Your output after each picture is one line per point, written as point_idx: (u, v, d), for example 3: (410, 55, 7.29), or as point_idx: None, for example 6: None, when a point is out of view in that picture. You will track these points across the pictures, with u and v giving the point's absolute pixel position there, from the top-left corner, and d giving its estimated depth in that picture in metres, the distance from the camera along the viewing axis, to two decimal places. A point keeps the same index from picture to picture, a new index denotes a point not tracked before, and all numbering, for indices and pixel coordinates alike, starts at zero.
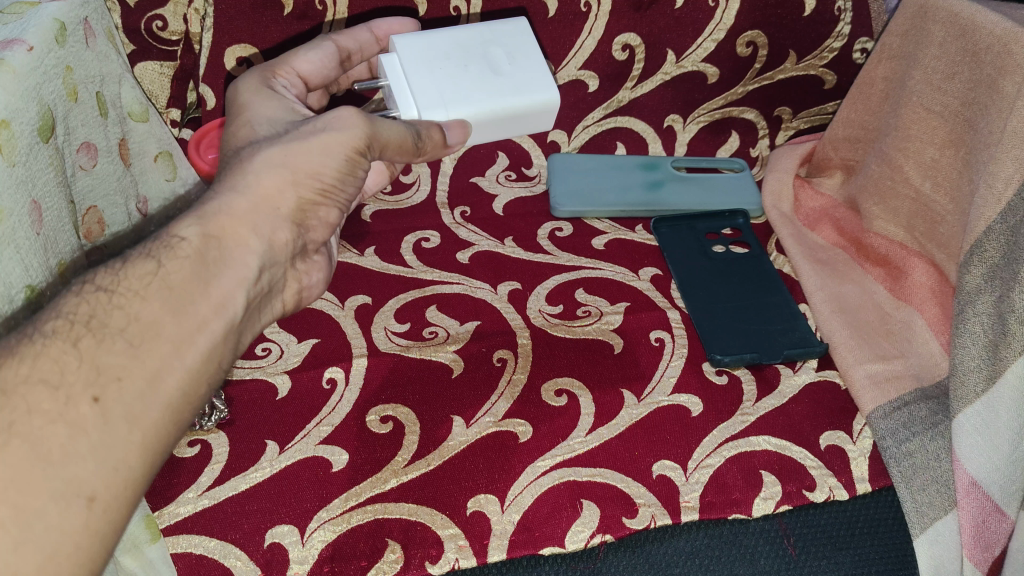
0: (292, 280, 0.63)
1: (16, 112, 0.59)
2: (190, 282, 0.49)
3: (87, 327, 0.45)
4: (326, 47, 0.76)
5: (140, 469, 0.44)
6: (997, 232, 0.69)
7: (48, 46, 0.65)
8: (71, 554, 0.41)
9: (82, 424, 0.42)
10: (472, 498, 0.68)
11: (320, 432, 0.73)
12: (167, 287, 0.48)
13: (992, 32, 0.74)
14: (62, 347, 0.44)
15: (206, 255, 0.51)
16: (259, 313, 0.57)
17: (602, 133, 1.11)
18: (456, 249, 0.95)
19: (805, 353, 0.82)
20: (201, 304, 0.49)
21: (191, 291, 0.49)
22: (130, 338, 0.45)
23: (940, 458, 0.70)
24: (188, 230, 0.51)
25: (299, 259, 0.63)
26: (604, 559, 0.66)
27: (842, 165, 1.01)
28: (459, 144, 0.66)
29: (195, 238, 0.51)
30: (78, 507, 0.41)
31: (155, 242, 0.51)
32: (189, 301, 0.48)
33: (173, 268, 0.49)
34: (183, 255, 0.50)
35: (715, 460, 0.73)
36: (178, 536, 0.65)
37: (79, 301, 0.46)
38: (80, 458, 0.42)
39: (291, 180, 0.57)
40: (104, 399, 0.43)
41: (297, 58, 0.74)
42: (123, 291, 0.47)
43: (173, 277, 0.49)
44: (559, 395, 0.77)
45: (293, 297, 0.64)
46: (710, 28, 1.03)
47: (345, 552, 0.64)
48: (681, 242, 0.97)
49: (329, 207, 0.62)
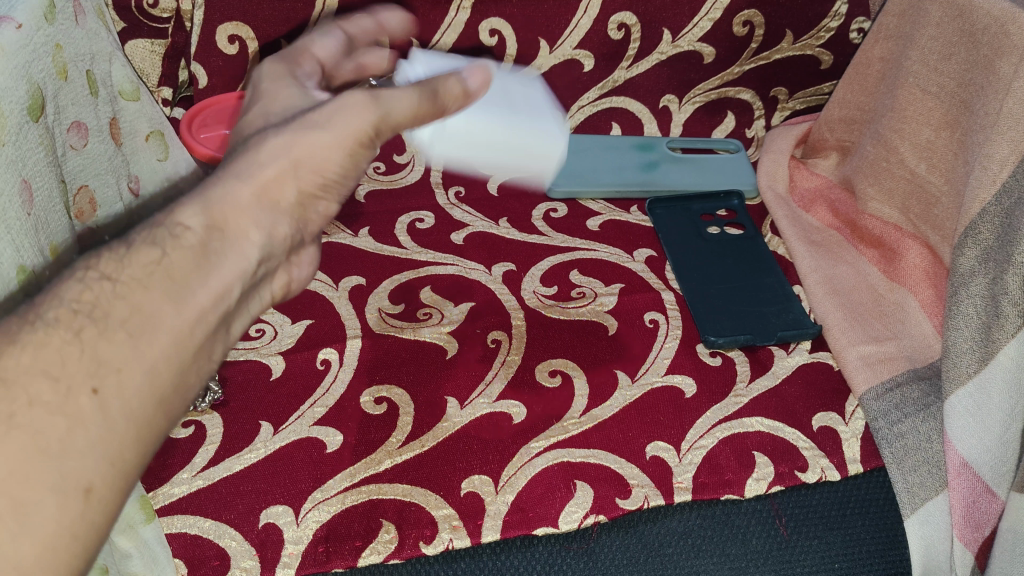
0: (282, 272, 0.58)
1: (6, 92, 0.58)
2: (191, 270, 0.45)
3: (88, 317, 0.42)
4: (337, 34, 0.72)
5: (137, 461, 0.42)
6: (992, 214, 0.69)
7: (37, 23, 0.64)
8: (68, 545, 0.39)
9: (81, 417, 0.40)
10: (466, 479, 0.68)
11: (313, 413, 0.73)
12: (167, 275, 0.44)
13: (990, 12, 0.73)
14: (63, 337, 0.41)
15: (209, 245, 0.47)
16: (259, 303, 0.54)
17: (597, 113, 1.10)
18: (450, 230, 0.95)
19: (798, 335, 0.82)
20: (201, 294, 0.45)
21: (192, 278, 0.45)
22: (131, 329, 0.42)
23: (932, 439, 0.71)
24: (192, 219, 0.47)
25: (294, 252, 0.58)
26: (597, 539, 0.67)
27: (837, 146, 1.00)
28: (484, 92, 0.61)
29: (199, 228, 0.47)
30: (76, 499, 0.39)
31: (156, 228, 0.46)
32: (188, 291, 0.45)
33: (176, 256, 0.45)
34: (186, 245, 0.46)
35: (708, 441, 0.73)
36: (173, 517, 0.65)
37: (82, 288, 0.43)
38: (80, 451, 0.40)
39: (291, 170, 0.51)
40: (104, 392, 0.41)
41: (315, 43, 0.69)
42: (124, 279, 0.44)
43: (175, 266, 0.45)
44: (553, 375, 0.78)
45: (280, 288, 0.58)
46: (706, 7, 1.02)
47: (340, 533, 0.64)
48: (676, 223, 0.97)
49: (328, 200, 0.57)
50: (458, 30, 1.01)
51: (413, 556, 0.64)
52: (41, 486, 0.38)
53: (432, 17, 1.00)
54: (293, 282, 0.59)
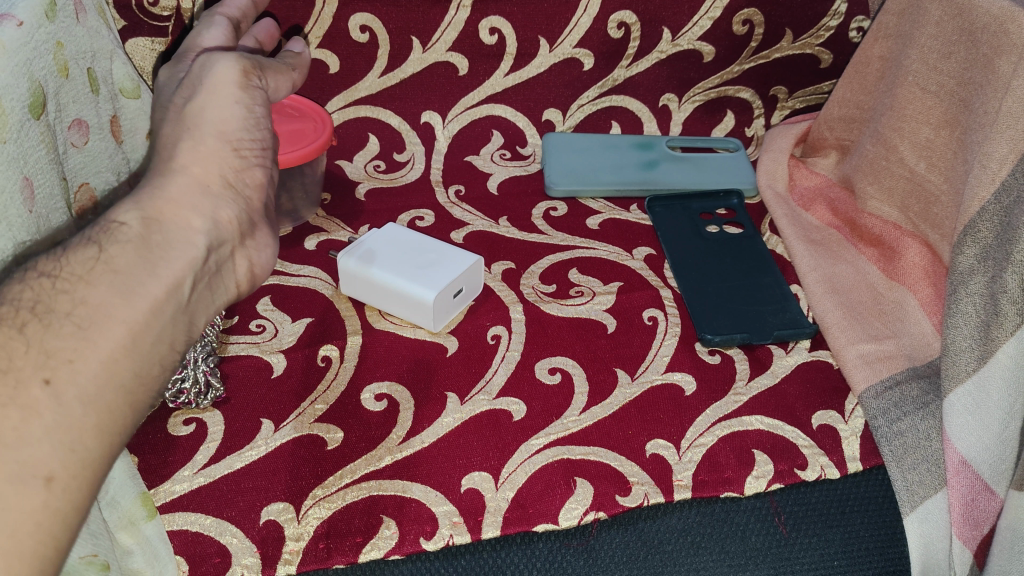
0: (242, 257, 0.64)
1: (7, 88, 0.58)
2: (134, 265, 0.52)
3: (33, 313, 0.47)
4: (218, 20, 0.77)
5: (97, 449, 0.47)
6: (991, 212, 0.69)
7: (38, 21, 0.64)
8: (33, 532, 0.43)
9: (34, 406, 0.44)
10: (466, 476, 0.69)
11: (314, 410, 0.73)
12: (111, 269, 0.51)
13: (989, 11, 0.74)
14: (7, 333, 0.46)
15: (149, 238, 0.54)
16: (211, 293, 0.60)
17: (597, 112, 1.10)
18: (451, 228, 0.95)
19: (796, 333, 0.82)
20: (150, 285, 0.52)
21: (139, 271, 0.52)
22: (77, 321, 0.48)
23: (931, 438, 0.71)
24: (128, 216, 0.54)
25: (248, 236, 0.64)
26: (597, 536, 0.66)
27: (836, 145, 1.01)
28: None
29: (135, 223, 0.54)
30: (35, 486, 0.43)
31: (96, 228, 0.54)
32: (136, 283, 0.51)
33: (115, 251, 0.52)
34: (125, 240, 0.53)
35: (708, 439, 0.73)
36: (173, 514, 0.65)
37: (23, 287, 0.48)
38: (36, 439, 0.44)
39: (201, 140, 0.63)
40: (55, 381, 0.45)
41: (203, 39, 0.75)
42: (66, 276, 0.49)
43: (116, 260, 0.51)
44: (552, 372, 0.78)
45: (245, 275, 0.65)
46: (705, 7, 1.02)
47: (340, 529, 0.64)
48: (675, 222, 0.97)
49: (252, 169, 0.66)
50: (458, 29, 1.01)
51: (414, 552, 0.64)
52: (4, 476, 0.42)
53: (431, 14, 0.99)
54: (256, 271, 0.66)
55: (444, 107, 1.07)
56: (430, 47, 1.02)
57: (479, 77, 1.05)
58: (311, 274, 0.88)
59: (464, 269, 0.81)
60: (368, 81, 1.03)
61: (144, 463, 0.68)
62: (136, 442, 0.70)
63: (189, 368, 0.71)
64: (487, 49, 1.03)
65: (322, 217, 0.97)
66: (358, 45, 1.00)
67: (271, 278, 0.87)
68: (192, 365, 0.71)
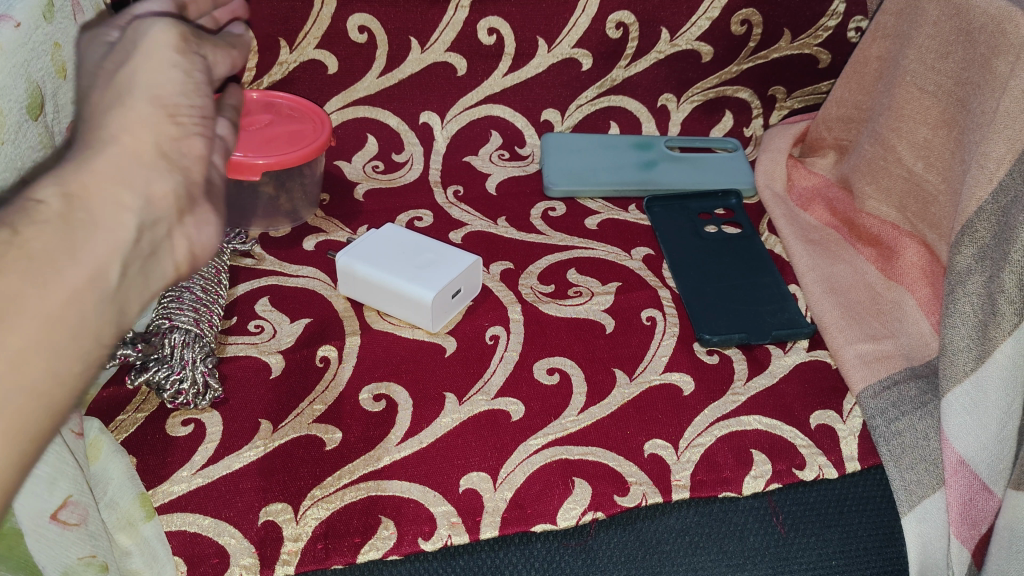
0: (179, 238, 0.52)
1: (5, 90, 0.58)
2: (53, 249, 0.43)
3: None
4: None
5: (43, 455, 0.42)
6: (989, 212, 0.69)
7: (37, 22, 0.64)
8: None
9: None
10: (465, 476, 0.69)
11: (313, 410, 0.73)
12: (25, 254, 0.42)
13: (987, 11, 0.74)
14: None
15: (71, 217, 0.45)
16: (140, 284, 0.49)
17: (595, 112, 1.10)
18: (449, 229, 0.95)
19: (794, 333, 0.82)
20: (76, 267, 0.44)
21: (57, 258, 0.43)
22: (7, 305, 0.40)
23: (929, 437, 0.71)
24: (45, 191, 0.45)
25: (187, 213, 0.52)
26: (596, 537, 0.66)
27: (835, 145, 1.01)
28: None
29: (54, 199, 0.45)
30: None
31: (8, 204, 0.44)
32: (53, 272, 0.42)
33: (32, 233, 0.42)
34: (43, 219, 0.43)
35: (706, 438, 0.73)
36: (172, 515, 0.65)
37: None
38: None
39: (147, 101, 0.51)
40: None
41: None
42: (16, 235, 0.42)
43: (33, 244, 0.42)
44: (551, 372, 0.78)
45: (184, 260, 0.53)
46: (703, 7, 1.02)
47: (339, 529, 0.64)
48: (673, 222, 0.97)
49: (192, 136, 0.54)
50: (456, 29, 1.01)
51: (412, 552, 0.64)
52: None
53: (430, 15, 0.99)
54: (196, 254, 0.54)
55: (443, 108, 1.07)
56: (429, 47, 1.02)
57: (478, 77, 1.05)
58: (309, 274, 0.88)
59: (462, 270, 0.81)
60: (367, 81, 1.03)
61: (143, 463, 0.68)
62: (135, 443, 0.69)
63: (187, 369, 0.71)
64: (485, 50, 1.03)
65: (321, 217, 0.97)
66: (357, 46, 1.00)
67: (270, 279, 0.88)
68: (190, 365, 0.71)
